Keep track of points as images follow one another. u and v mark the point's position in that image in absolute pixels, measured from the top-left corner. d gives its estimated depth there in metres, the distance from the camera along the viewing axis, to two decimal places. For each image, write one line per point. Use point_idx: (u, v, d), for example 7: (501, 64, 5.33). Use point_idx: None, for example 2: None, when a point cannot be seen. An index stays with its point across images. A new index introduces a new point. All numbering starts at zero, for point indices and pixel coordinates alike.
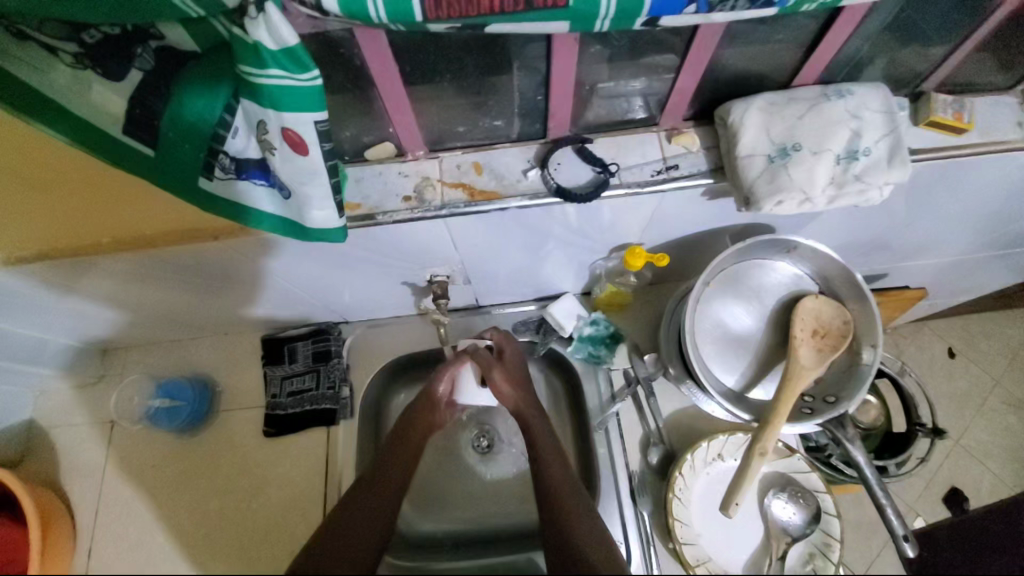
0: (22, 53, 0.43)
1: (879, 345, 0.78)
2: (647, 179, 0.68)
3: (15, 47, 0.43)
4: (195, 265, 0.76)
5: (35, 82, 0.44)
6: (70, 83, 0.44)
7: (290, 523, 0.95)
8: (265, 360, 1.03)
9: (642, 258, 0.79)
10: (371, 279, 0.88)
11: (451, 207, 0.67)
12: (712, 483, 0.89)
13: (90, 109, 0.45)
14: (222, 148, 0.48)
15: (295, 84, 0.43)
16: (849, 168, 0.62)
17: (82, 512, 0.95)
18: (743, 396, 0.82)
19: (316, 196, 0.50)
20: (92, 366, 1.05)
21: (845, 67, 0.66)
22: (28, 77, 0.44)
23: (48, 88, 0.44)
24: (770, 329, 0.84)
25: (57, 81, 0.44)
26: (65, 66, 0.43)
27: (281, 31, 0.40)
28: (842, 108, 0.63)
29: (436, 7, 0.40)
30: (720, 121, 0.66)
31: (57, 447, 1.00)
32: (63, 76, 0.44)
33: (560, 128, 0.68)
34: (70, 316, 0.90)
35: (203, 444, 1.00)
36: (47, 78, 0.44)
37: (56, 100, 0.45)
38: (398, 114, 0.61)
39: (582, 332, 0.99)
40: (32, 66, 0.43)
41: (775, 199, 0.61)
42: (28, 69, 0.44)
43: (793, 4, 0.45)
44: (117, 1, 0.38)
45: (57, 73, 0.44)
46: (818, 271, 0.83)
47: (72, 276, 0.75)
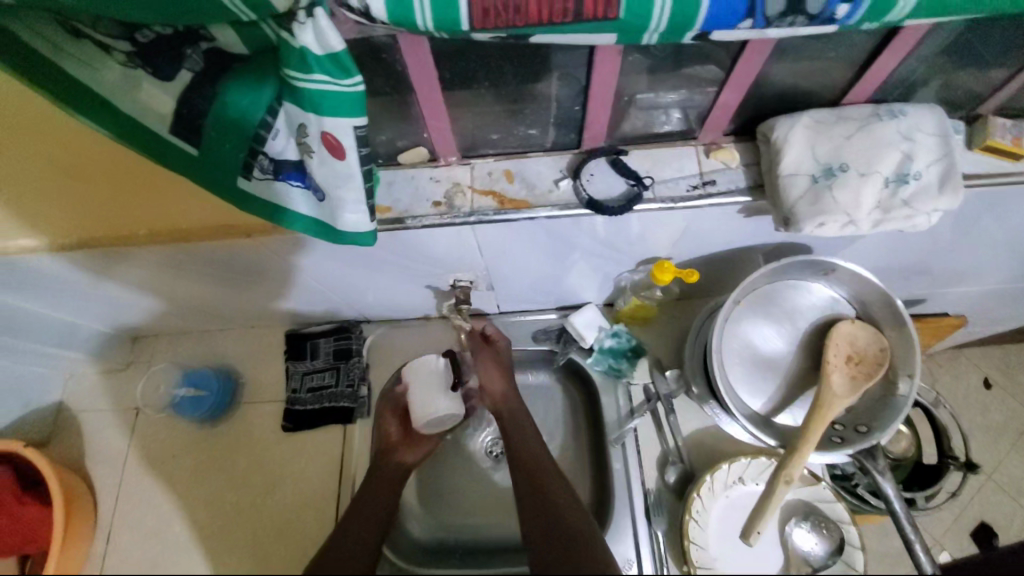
0: (76, 49, 0.44)
1: (916, 376, 0.74)
2: (682, 194, 0.66)
3: (70, 44, 0.44)
4: (226, 260, 0.78)
5: (88, 79, 0.45)
6: (121, 81, 0.45)
7: (303, 519, 0.95)
8: (287, 355, 1.05)
9: (671, 273, 0.77)
10: (395, 281, 0.88)
11: (481, 214, 0.66)
12: (731, 508, 0.86)
13: (138, 106, 0.46)
14: (262, 149, 0.48)
15: (338, 89, 0.43)
16: (896, 192, 0.60)
17: (103, 495, 0.98)
18: (770, 420, 0.79)
19: (350, 200, 0.50)
20: (122, 352, 1.07)
21: (897, 87, 0.64)
22: (80, 73, 0.45)
23: (99, 85, 0.45)
24: (801, 353, 0.81)
25: (107, 79, 0.45)
26: (117, 65, 0.44)
27: (328, 37, 0.40)
28: (893, 129, 0.60)
29: (484, 17, 0.40)
30: (763, 137, 0.64)
31: (83, 429, 1.03)
32: (113, 74, 0.45)
33: (595, 139, 0.67)
34: (103, 302, 0.93)
35: (222, 435, 1.01)
36: (99, 75, 0.45)
37: (105, 97, 0.46)
38: (434, 120, 0.61)
39: (604, 344, 0.97)
40: (85, 63, 0.44)
41: (816, 220, 0.59)
42: (80, 65, 0.45)
43: (853, 23, 0.43)
44: (174, 1, 0.39)
45: (108, 71, 0.45)
46: (855, 294, 0.80)
47: (108, 263, 0.77)
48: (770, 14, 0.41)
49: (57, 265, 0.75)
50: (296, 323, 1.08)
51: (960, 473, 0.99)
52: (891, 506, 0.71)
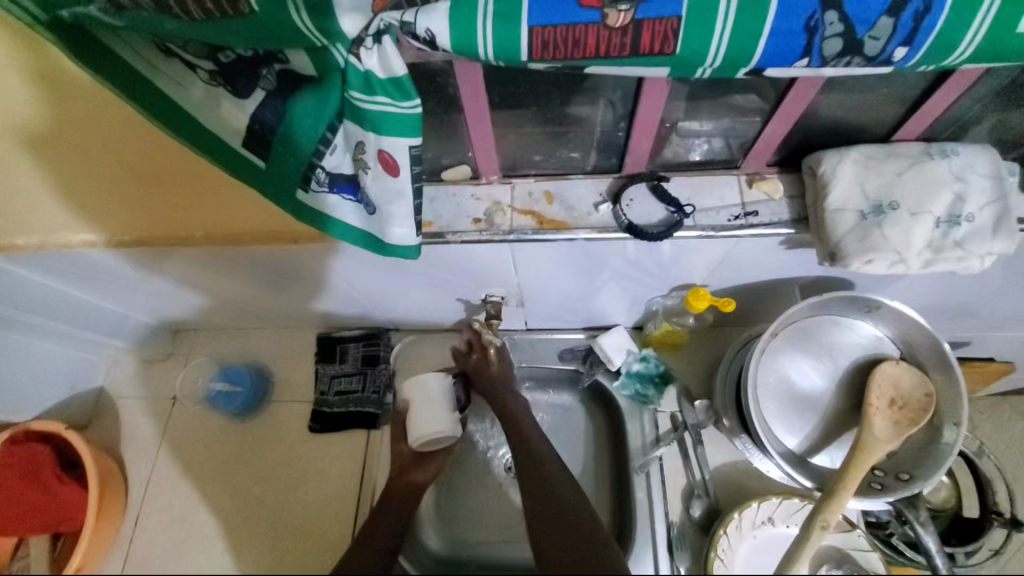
0: (165, 67, 0.47)
1: (963, 425, 0.70)
2: (723, 224, 0.65)
3: (161, 61, 0.47)
4: (272, 263, 0.82)
5: (173, 94, 0.48)
6: (203, 98, 0.48)
7: (322, 521, 0.97)
8: (318, 357, 1.07)
9: (706, 301, 0.76)
10: (428, 292, 0.90)
11: (519, 233, 0.68)
12: (759, 548, 0.83)
13: (215, 121, 0.49)
14: (319, 163, 0.51)
15: (397, 111, 0.45)
16: (950, 233, 0.58)
17: (136, 481, 1.02)
18: (806, 460, 0.76)
19: (399, 215, 0.53)
20: (162, 344, 1.12)
21: (951, 125, 0.62)
22: (165, 87, 0.48)
23: (184, 101, 0.48)
24: (840, 391, 0.79)
25: (191, 96, 0.48)
26: (200, 82, 0.48)
27: (391, 62, 0.43)
28: (949, 168, 0.58)
29: (542, 49, 0.41)
30: (809, 170, 0.63)
31: (122, 416, 1.07)
32: (197, 91, 0.48)
33: (636, 164, 0.67)
34: (151, 296, 0.98)
35: (251, 431, 1.04)
36: (182, 91, 0.48)
37: (185, 112, 0.49)
38: (480, 140, 0.63)
39: (631, 368, 0.96)
40: (172, 79, 0.48)
41: (865, 258, 0.58)
42: (167, 81, 0.48)
43: (913, 65, 0.43)
44: (259, 28, 0.42)
45: (192, 88, 0.48)
46: (900, 334, 0.77)
47: (162, 259, 0.82)
48: (827, 54, 0.41)
49: (111, 259, 0.81)
50: (328, 326, 1.11)
51: (1004, 530, 0.92)
52: (934, 559, 0.70)
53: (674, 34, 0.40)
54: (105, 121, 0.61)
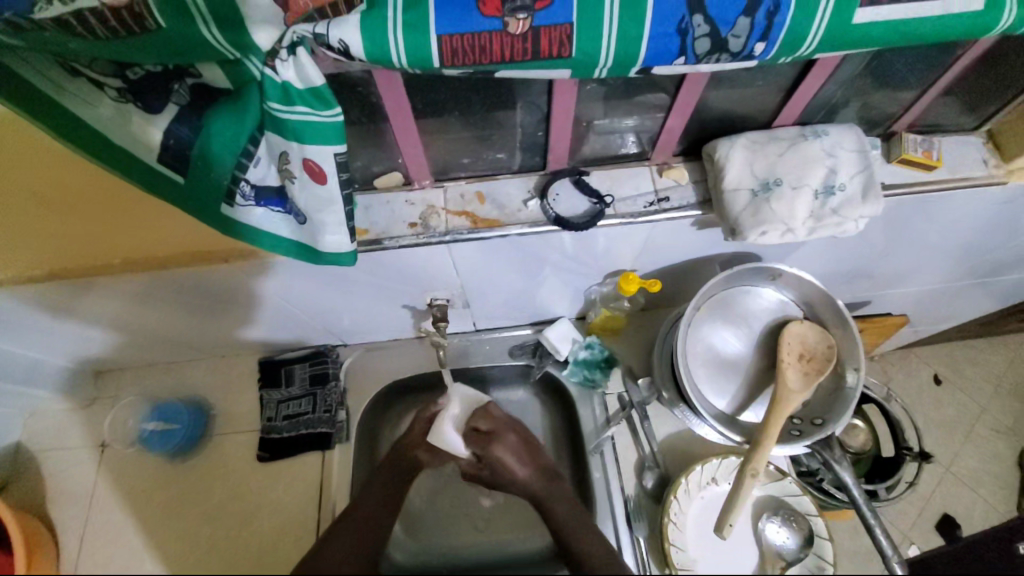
0: (71, 86, 0.46)
1: (862, 369, 0.81)
2: (640, 210, 0.72)
3: (67, 81, 0.46)
4: (202, 286, 0.78)
5: (83, 114, 0.47)
6: (113, 115, 0.47)
7: (282, 551, 0.92)
8: (262, 383, 1.04)
9: (636, 284, 0.83)
10: (371, 302, 0.90)
11: (455, 233, 0.70)
12: (707, 507, 0.90)
13: (127, 139, 0.47)
14: (243, 176, 0.51)
15: (318, 120, 0.46)
16: (827, 201, 0.67)
17: (65, 539, 0.89)
18: (735, 418, 0.84)
19: (331, 223, 0.53)
20: (86, 388, 1.05)
21: (821, 110, 0.72)
22: (71, 107, 0.46)
23: (92, 120, 0.47)
24: (759, 354, 0.88)
25: (101, 115, 0.47)
26: (109, 100, 0.46)
27: (308, 72, 0.44)
28: (819, 147, 0.68)
29: (453, 56, 0.44)
30: (707, 157, 0.71)
31: (43, 472, 0.98)
32: (107, 109, 0.47)
33: (558, 162, 0.72)
34: (68, 337, 0.91)
35: (195, 469, 0.98)
36: (89, 110, 0.46)
37: (97, 132, 0.47)
38: (407, 147, 0.65)
39: (578, 356, 1.01)
40: (78, 97, 0.46)
41: (760, 229, 0.65)
42: (74, 101, 0.46)
43: (772, 58, 0.50)
44: (168, 41, 0.42)
45: (101, 107, 0.47)
46: (802, 297, 0.87)
47: (77, 295, 0.76)
48: (699, 52, 0.47)
49: (11, 300, 0.75)
50: (271, 349, 1.07)
51: (915, 463, 1.06)
52: (851, 494, 0.77)
53: (569, 39, 0.45)
54: (55, 168, 0.71)
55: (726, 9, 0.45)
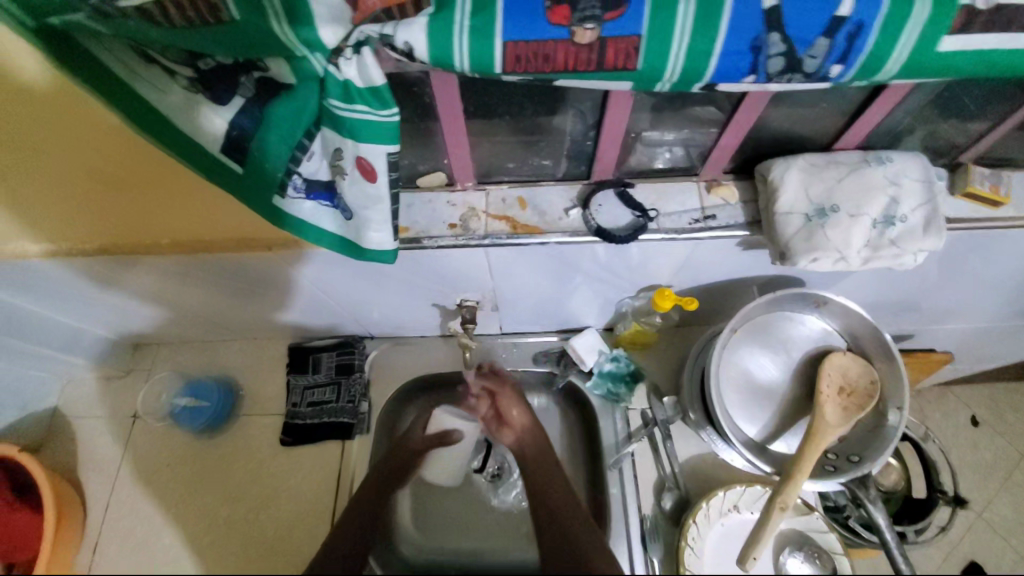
0: (144, 73, 0.47)
1: (905, 409, 0.77)
2: (684, 227, 0.70)
3: (143, 68, 0.47)
4: (238, 269, 0.80)
5: (153, 100, 0.48)
6: (182, 104, 0.48)
7: (296, 539, 0.94)
8: (290, 368, 1.06)
9: (671, 300, 0.81)
10: (402, 298, 0.91)
11: (494, 237, 0.70)
12: (727, 534, 0.87)
13: (195, 128, 0.49)
14: (296, 169, 0.51)
15: (376, 119, 0.47)
16: (884, 232, 0.64)
17: (93, 507, 0.96)
18: (765, 447, 0.81)
19: (376, 220, 0.54)
20: (121, 360, 1.08)
21: (883, 136, 0.69)
22: (143, 94, 0.47)
23: (162, 106, 0.48)
24: (796, 383, 0.84)
25: (171, 103, 0.48)
26: (180, 89, 0.47)
27: (370, 72, 0.45)
28: (880, 175, 0.65)
29: (516, 62, 0.44)
30: (760, 177, 0.69)
31: (76, 438, 1.02)
32: (177, 97, 0.48)
33: (604, 172, 0.71)
34: (109, 309, 0.95)
35: (218, 448, 1.01)
36: (158, 97, 0.47)
37: (164, 120, 0.48)
38: (455, 148, 0.65)
39: (603, 367, 0.99)
40: (148, 84, 0.47)
41: (811, 255, 0.63)
42: (145, 87, 0.47)
43: (847, 81, 0.48)
44: (242, 35, 0.43)
45: (171, 94, 0.48)
46: (847, 327, 0.83)
47: (120, 268, 0.79)
48: (771, 71, 0.46)
49: (62, 272, 0.79)
50: (300, 336, 1.09)
51: (948, 508, 1.02)
52: (883, 537, 0.74)
53: (636, 51, 0.44)
54: (85, 127, 0.63)
55: (804, 29, 0.44)
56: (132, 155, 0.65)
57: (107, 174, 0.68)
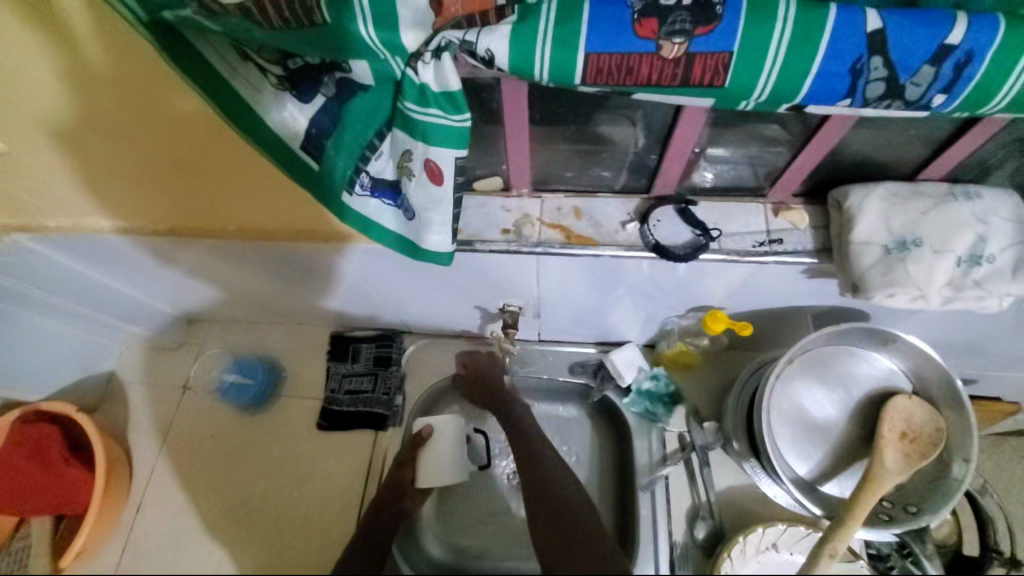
0: (240, 70, 0.48)
1: (973, 461, 0.71)
2: (747, 249, 0.67)
3: (237, 63, 0.48)
4: (295, 258, 0.84)
5: (244, 95, 0.49)
6: (271, 101, 0.49)
7: (327, 522, 0.96)
8: (331, 355, 1.09)
9: (722, 323, 0.77)
10: (446, 297, 0.92)
11: (546, 245, 0.69)
12: (762, 573, 0.83)
13: (280, 126, 0.50)
14: (364, 167, 0.52)
15: (449, 124, 0.47)
16: (971, 271, 0.59)
17: (139, 470, 1.02)
18: (815, 487, 0.77)
19: (437, 223, 0.54)
20: (177, 333, 1.15)
21: (977, 167, 0.64)
22: (237, 91, 0.49)
23: (251, 101, 0.49)
24: (852, 422, 0.79)
25: (260, 99, 0.49)
26: (270, 87, 0.49)
27: (448, 77, 0.45)
28: (972, 210, 0.60)
29: (596, 75, 0.43)
30: (835, 202, 0.65)
31: (130, 402, 1.08)
32: (266, 95, 0.49)
33: (665, 187, 0.69)
34: (170, 285, 1.00)
35: (258, 426, 1.05)
36: (249, 93, 0.49)
37: (250, 113, 0.49)
38: (515, 154, 0.65)
39: (641, 385, 0.96)
40: (243, 81, 0.48)
41: (886, 290, 0.59)
42: (240, 83, 0.48)
43: (948, 111, 0.44)
44: (333, 39, 0.44)
45: (262, 92, 0.49)
46: (914, 369, 0.78)
47: (182, 246, 0.84)
48: (869, 96, 0.43)
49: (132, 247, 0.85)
50: (342, 325, 1.12)
51: (1003, 571, 0.91)
52: None
53: (725, 68, 0.42)
54: (157, 113, 0.62)
55: (912, 53, 0.41)
56: (202, 144, 0.65)
57: (178, 161, 0.69)
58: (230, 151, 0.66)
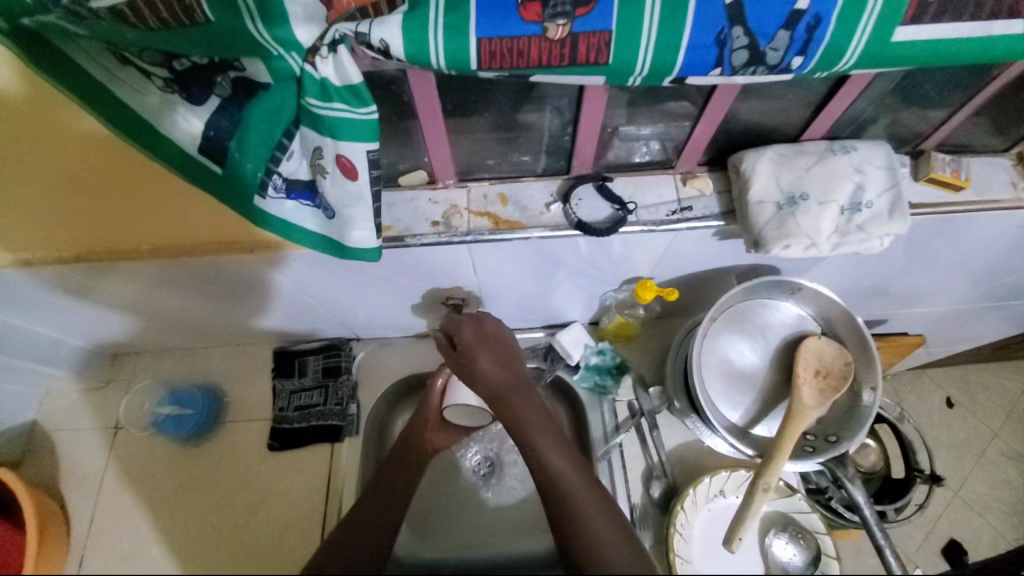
0: (120, 75, 0.46)
1: (879, 388, 0.80)
2: (662, 219, 0.72)
3: (116, 68, 0.46)
4: (221, 274, 0.79)
5: (130, 101, 0.47)
6: (159, 104, 0.47)
7: (288, 544, 0.92)
8: (275, 372, 1.05)
9: (653, 291, 0.82)
10: (386, 298, 0.91)
11: (476, 233, 0.71)
12: (715, 519, 0.89)
13: (173, 131, 0.48)
14: (276, 169, 0.52)
15: (354, 117, 0.47)
16: (852, 218, 0.66)
17: (77, 521, 0.93)
18: (747, 431, 0.84)
19: (359, 219, 0.54)
20: (101, 370, 1.07)
21: (849, 126, 0.71)
22: (122, 97, 0.47)
23: (138, 107, 0.47)
24: (776, 367, 0.87)
25: (147, 103, 0.47)
26: (157, 90, 0.47)
27: (347, 70, 0.45)
28: (846, 163, 0.67)
29: (491, 58, 0.45)
30: (733, 168, 0.71)
31: (56, 451, 1.00)
32: (153, 99, 0.47)
33: (582, 167, 0.73)
34: (86, 318, 0.93)
35: (205, 455, 1.00)
36: (135, 99, 0.47)
37: (145, 122, 0.48)
38: (434, 146, 0.66)
39: (589, 362, 1.01)
40: (126, 86, 0.47)
41: (783, 242, 0.65)
42: (123, 88, 0.47)
43: (809, 72, 0.50)
44: (218, 38, 0.43)
45: (148, 96, 0.47)
46: (821, 313, 0.86)
47: (95, 277, 0.78)
48: (736, 64, 0.48)
49: (30, 285, 0.78)
50: (285, 340, 1.08)
51: (925, 486, 1.05)
52: (863, 514, 0.77)
53: (607, 46, 0.45)
54: (51, 126, 0.64)
55: (765, 22, 0.46)
56: (102, 155, 0.66)
57: (77, 178, 0.68)
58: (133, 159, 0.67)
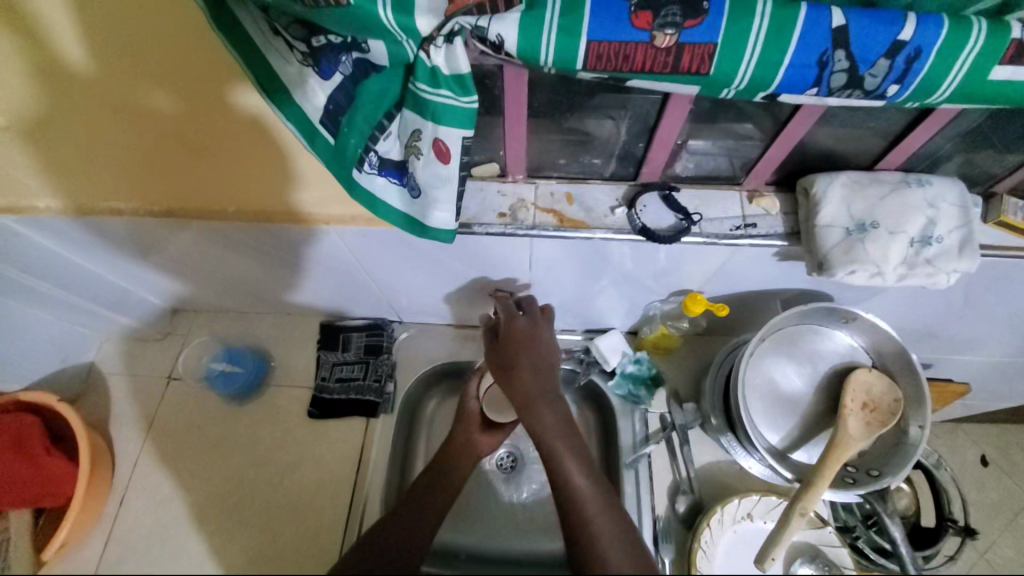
0: (272, 42, 0.50)
1: (928, 427, 0.78)
2: (725, 232, 0.73)
3: (271, 37, 0.50)
4: (290, 242, 0.85)
5: (277, 67, 0.51)
6: (296, 76, 0.52)
7: (318, 505, 0.97)
8: (321, 344, 1.09)
9: (702, 305, 0.82)
10: (436, 283, 0.94)
11: (541, 228, 0.73)
12: (738, 543, 0.87)
13: (302, 100, 0.53)
14: (373, 147, 0.56)
15: (457, 104, 0.51)
16: (921, 251, 0.66)
17: (122, 462, 1.00)
18: (785, 455, 0.83)
19: (443, 200, 0.57)
20: (160, 323, 1.13)
21: (924, 160, 0.71)
22: (271, 64, 0.51)
23: (280, 76, 0.52)
24: (819, 394, 0.86)
25: (287, 72, 0.52)
26: (296, 62, 0.51)
27: (459, 60, 0.49)
28: (921, 196, 0.67)
29: (597, 60, 0.48)
30: (803, 190, 0.72)
31: (110, 393, 1.07)
32: (293, 70, 0.52)
33: (651, 175, 0.75)
34: (155, 272, 0.99)
35: (244, 414, 1.05)
36: (279, 67, 0.51)
37: (283, 90, 0.52)
38: (513, 141, 0.69)
39: (625, 369, 1.01)
40: (275, 54, 0.51)
41: (848, 268, 0.65)
42: (272, 55, 0.51)
43: (901, 100, 0.51)
44: (360, 23, 0.46)
45: (289, 66, 0.51)
46: (873, 345, 0.85)
47: (178, 232, 0.84)
48: (833, 86, 0.49)
49: (119, 230, 0.84)
50: (331, 314, 1.13)
51: (958, 538, 0.97)
52: (898, 548, 0.77)
53: (710, 57, 0.47)
54: (139, 90, 0.64)
55: (869, 48, 0.47)
56: (191, 119, 0.68)
57: (166, 139, 0.71)
58: (225, 127, 0.68)
